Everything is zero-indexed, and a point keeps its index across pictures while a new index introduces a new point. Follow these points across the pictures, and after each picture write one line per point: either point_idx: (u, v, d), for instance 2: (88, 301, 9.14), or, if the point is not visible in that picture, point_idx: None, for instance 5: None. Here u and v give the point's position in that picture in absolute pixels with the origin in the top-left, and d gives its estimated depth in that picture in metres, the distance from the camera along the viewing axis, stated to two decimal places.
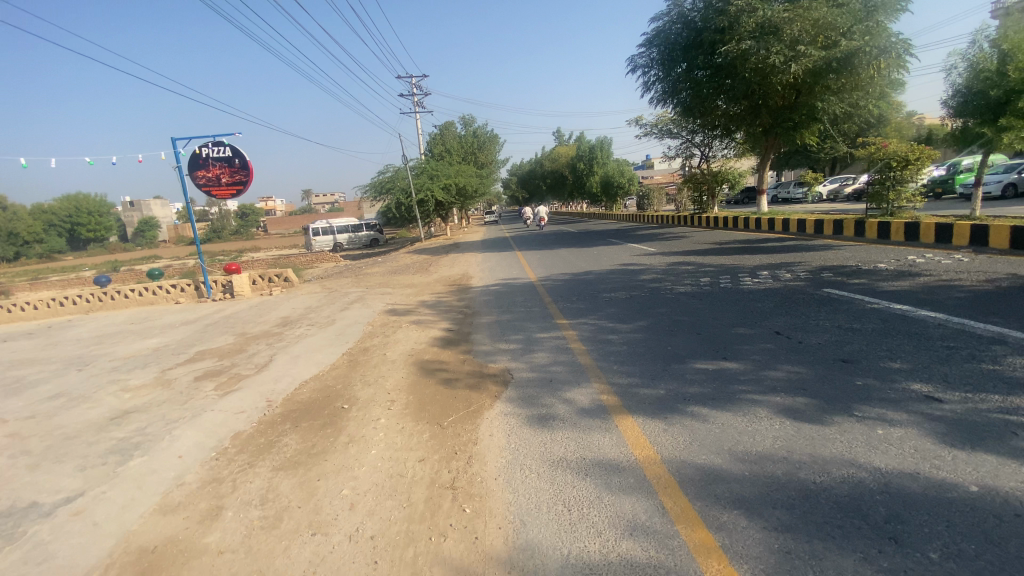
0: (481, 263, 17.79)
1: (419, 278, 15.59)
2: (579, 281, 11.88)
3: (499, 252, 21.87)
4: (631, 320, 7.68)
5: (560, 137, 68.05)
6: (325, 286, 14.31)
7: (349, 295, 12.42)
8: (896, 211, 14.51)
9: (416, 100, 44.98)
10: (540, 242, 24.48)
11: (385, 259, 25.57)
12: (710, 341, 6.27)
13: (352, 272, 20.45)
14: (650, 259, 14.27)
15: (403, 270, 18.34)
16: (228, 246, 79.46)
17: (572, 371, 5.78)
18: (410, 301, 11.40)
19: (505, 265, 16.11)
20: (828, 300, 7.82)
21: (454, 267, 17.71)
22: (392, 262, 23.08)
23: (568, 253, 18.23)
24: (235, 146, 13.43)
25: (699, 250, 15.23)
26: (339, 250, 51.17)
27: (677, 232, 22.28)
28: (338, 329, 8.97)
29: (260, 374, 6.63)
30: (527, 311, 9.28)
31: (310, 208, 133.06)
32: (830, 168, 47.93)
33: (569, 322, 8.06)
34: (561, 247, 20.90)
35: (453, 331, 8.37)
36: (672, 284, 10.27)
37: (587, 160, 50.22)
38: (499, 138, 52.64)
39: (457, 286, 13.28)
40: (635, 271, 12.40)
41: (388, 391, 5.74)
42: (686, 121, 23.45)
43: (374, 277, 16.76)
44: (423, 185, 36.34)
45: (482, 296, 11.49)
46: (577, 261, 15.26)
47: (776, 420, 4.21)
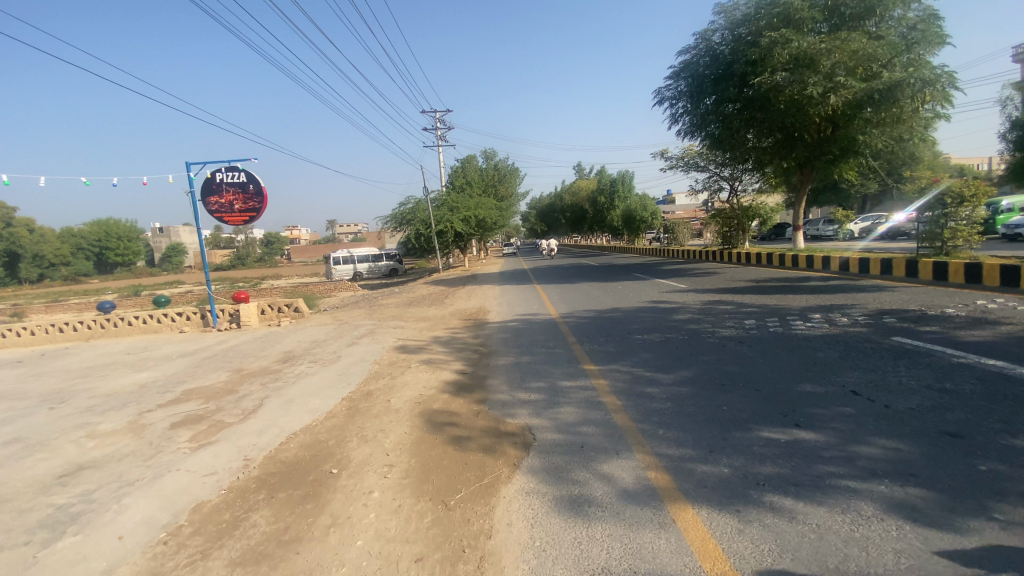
0: (500, 297, 16.99)
1: (434, 311, 14.81)
2: (605, 320, 10.92)
3: (518, 285, 21.07)
4: (671, 369, 6.68)
5: (581, 170, 68.15)
6: (335, 317, 13.62)
7: (358, 329, 11.67)
8: (952, 250, 13.28)
9: (439, 134, 45.50)
10: (562, 276, 23.66)
11: (401, 290, 24.98)
12: (771, 402, 5.24)
13: (367, 303, 19.83)
14: (681, 296, 13.27)
15: (418, 302, 17.62)
16: (251, 273, 80.68)
17: (607, 435, 4.82)
18: (422, 336, 10.56)
19: (525, 300, 15.26)
20: (901, 351, 6.74)
21: (471, 300, 16.92)
22: (408, 293, 22.45)
23: (591, 288, 17.31)
24: (250, 171, 13.09)
25: (734, 289, 14.18)
26: (358, 280, 51.15)
27: (706, 267, 21.21)
28: (340, 368, 8.16)
29: (244, 422, 5.80)
30: (550, 353, 8.35)
31: (332, 238, 135.40)
32: (861, 205, 46.47)
33: (597, 368, 7.09)
34: (583, 282, 20.00)
35: (467, 374, 7.46)
36: (711, 327, 9.25)
37: (608, 194, 49.78)
38: (520, 171, 52.76)
39: (474, 321, 12.44)
40: (666, 309, 11.41)
41: (387, 451, 4.83)
42: (714, 155, 22.77)
43: (388, 308, 16.05)
44: (442, 217, 36.12)
45: (499, 333, 10.60)
46: (601, 296, 14.32)
47: (886, 522, 3.18)
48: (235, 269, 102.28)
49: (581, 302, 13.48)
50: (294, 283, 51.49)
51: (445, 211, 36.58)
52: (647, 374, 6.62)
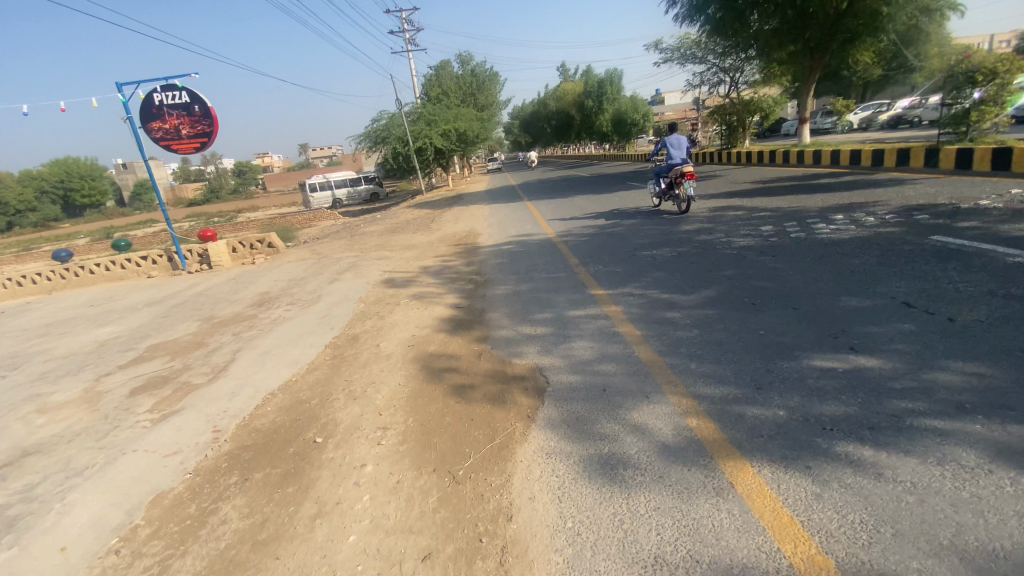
0: (490, 217, 15.93)
1: (420, 237, 13.80)
2: (606, 235, 10.07)
3: (507, 203, 19.87)
4: (691, 289, 5.94)
5: (564, 72, 63.51)
6: (314, 250, 12.63)
7: (339, 262, 10.73)
8: (977, 134, 12.23)
9: (408, 38, 41.33)
10: (552, 189, 22.35)
11: (384, 216, 23.64)
12: (815, 322, 4.56)
13: (348, 232, 18.66)
14: (685, 204, 12.32)
15: (403, 228, 16.52)
16: (226, 207, 77.47)
17: (632, 373, 4.16)
18: (410, 267, 9.70)
19: (516, 219, 14.25)
20: (946, 252, 6.02)
21: (459, 222, 15.87)
22: (392, 219, 21.20)
23: (586, 201, 16.24)
24: (192, 89, 11.40)
25: (740, 192, 13.21)
26: (339, 206, 49.10)
27: (704, 171, 20.02)
28: (321, 309, 7.37)
29: (214, 384, 5.09)
30: (552, 277, 7.57)
31: (307, 164, 129.27)
32: (861, 93, 44.03)
33: (608, 292, 6.35)
34: (576, 195, 18.83)
35: (462, 308, 6.72)
36: (725, 236, 8.45)
37: (595, 97, 46.63)
38: (500, 77, 48.86)
39: (464, 245, 11.52)
40: (672, 220, 10.51)
41: (379, 409, 4.16)
42: (714, 43, 20.63)
43: (370, 237, 14.99)
44: (420, 132, 33.66)
45: (493, 258, 9.75)
46: (599, 210, 13.32)
47: (997, 474, 2.58)
48: (209, 203, 98.17)
49: (578, 217, 12.51)
50: (272, 215, 49.39)
51: (423, 126, 34.08)
52: (665, 295, 5.89)
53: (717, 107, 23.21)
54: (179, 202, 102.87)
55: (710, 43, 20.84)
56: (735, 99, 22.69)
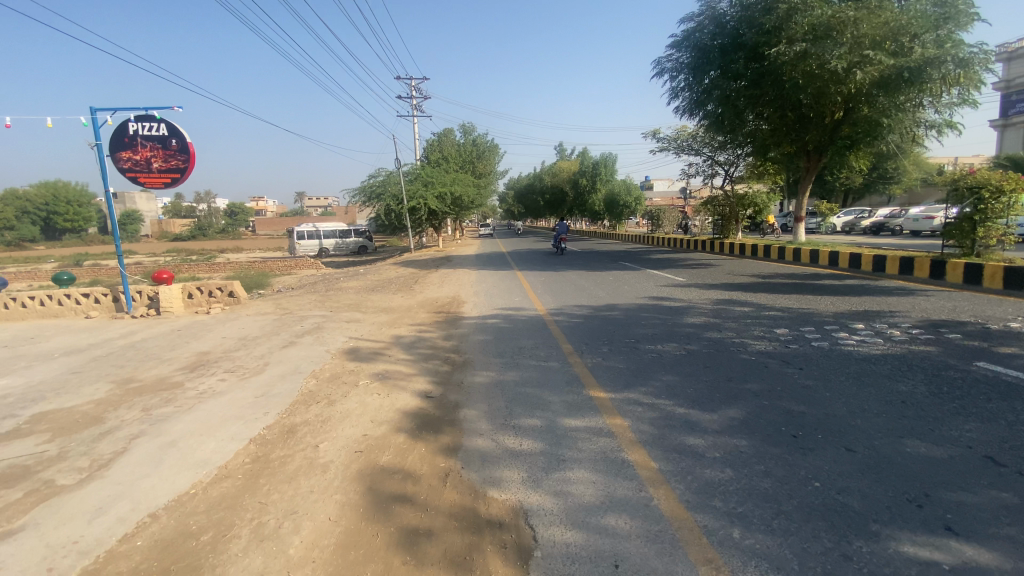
0: (477, 285, 15.02)
1: (399, 299, 12.73)
2: (603, 320, 9.14)
3: (496, 270, 19.10)
4: (712, 406, 4.91)
5: (562, 150, 65.89)
6: (280, 304, 11.44)
7: (302, 321, 9.56)
8: (982, 251, 11.98)
9: (414, 103, 42.55)
10: (543, 261, 21.82)
11: (367, 271, 22.65)
12: (883, 479, 3.53)
13: (325, 286, 17.57)
14: (684, 292, 11.59)
15: (382, 287, 15.44)
16: (211, 246, 76.21)
17: (650, 540, 3.01)
18: (380, 336, 8.55)
19: (505, 290, 13.32)
20: (1004, 386, 5.15)
21: (443, 287, 14.86)
22: (374, 275, 20.17)
23: (578, 278, 15.50)
24: (173, 122, 10.68)
25: (741, 284, 12.58)
26: (324, 256, 48.26)
27: (699, 258, 19.67)
28: (264, 381, 6.13)
29: (85, 489, 3.79)
30: (541, 367, 6.50)
31: (300, 211, 129.96)
32: (843, 198, 45.94)
33: (610, 396, 5.28)
34: (568, 269, 18.18)
35: (433, 398, 5.56)
36: (736, 335, 7.57)
37: (589, 176, 47.92)
38: (499, 148, 50.23)
39: (445, 314, 10.49)
40: (673, 309, 9.67)
41: (291, 566, 2.90)
42: (711, 137, 21.10)
43: (346, 294, 13.88)
44: (415, 192, 33.66)
45: (476, 333, 8.68)
46: (593, 289, 12.53)
47: None
48: (195, 239, 96.73)
49: (571, 295, 11.64)
50: (255, 258, 48.18)
51: (419, 186, 34.08)
52: (680, 410, 4.84)
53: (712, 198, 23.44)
54: (164, 235, 101.35)
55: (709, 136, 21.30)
56: (730, 192, 22.84)
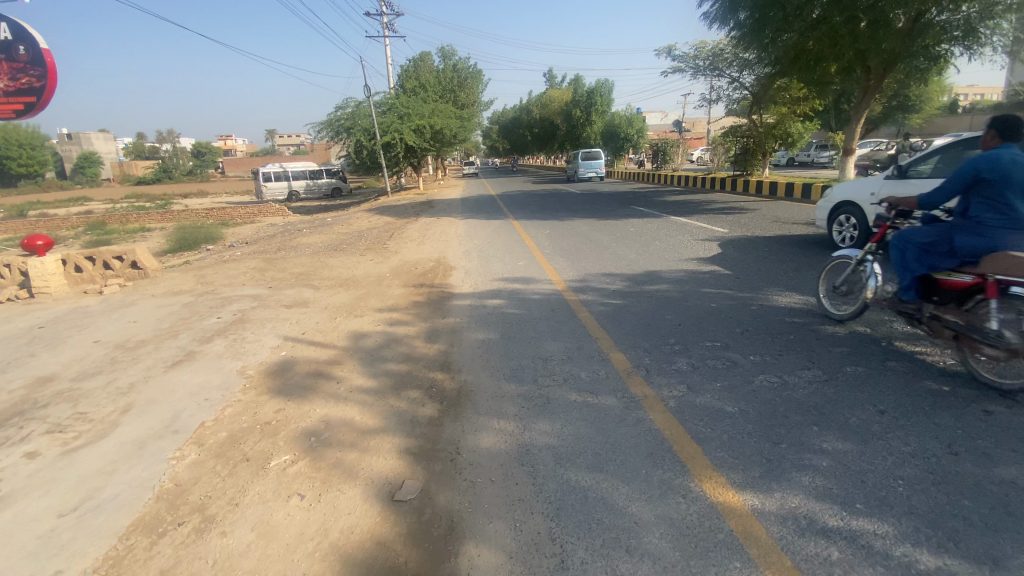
0: (465, 239, 12.14)
1: (367, 262, 9.84)
2: (652, 299, 6.45)
3: (488, 217, 16.07)
4: (981, 547, 2.39)
5: (550, 77, 60.26)
6: (205, 276, 8.51)
7: (222, 308, 6.73)
8: None
9: (385, 22, 37.20)
10: (540, 205, 18.79)
11: (336, 220, 19.38)
12: None
13: (282, 242, 14.50)
14: (740, 249, 8.90)
15: (347, 244, 12.39)
16: (176, 189, 70.82)
17: None
18: (331, 333, 5.79)
19: (503, 249, 10.45)
20: None
21: (426, 242, 12.05)
22: (343, 227, 17.01)
23: (590, 229, 12.66)
24: (18, 20, 7.23)
25: (802, 235, 9.91)
26: (295, 200, 44.24)
27: (725, 199, 16.81)
28: (104, 460, 3.44)
29: None
30: (591, 405, 3.85)
31: (271, 150, 122.00)
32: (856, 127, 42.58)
33: (752, 506, 2.71)
34: (573, 215, 15.28)
35: (403, 505, 2.94)
36: (872, 332, 4.97)
37: (583, 107, 43.56)
38: (482, 75, 45.13)
39: (428, 289, 7.71)
40: (742, 279, 7.02)
41: None
42: (741, 51, 17.69)
43: (300, 255, 10.89)
44: (390, 125, 29.62)
45: (472, 324, 5.97)
46: (617, 246, 9.76)
47: None
48: (159, 182, 90.18)
49: (592, 258, 8.88)
50: (219, 203, 44.00)
51: (395, 119, 30.01)
52: (926, 562, 2.32)
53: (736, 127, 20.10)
54: (126, 177, 94.55)
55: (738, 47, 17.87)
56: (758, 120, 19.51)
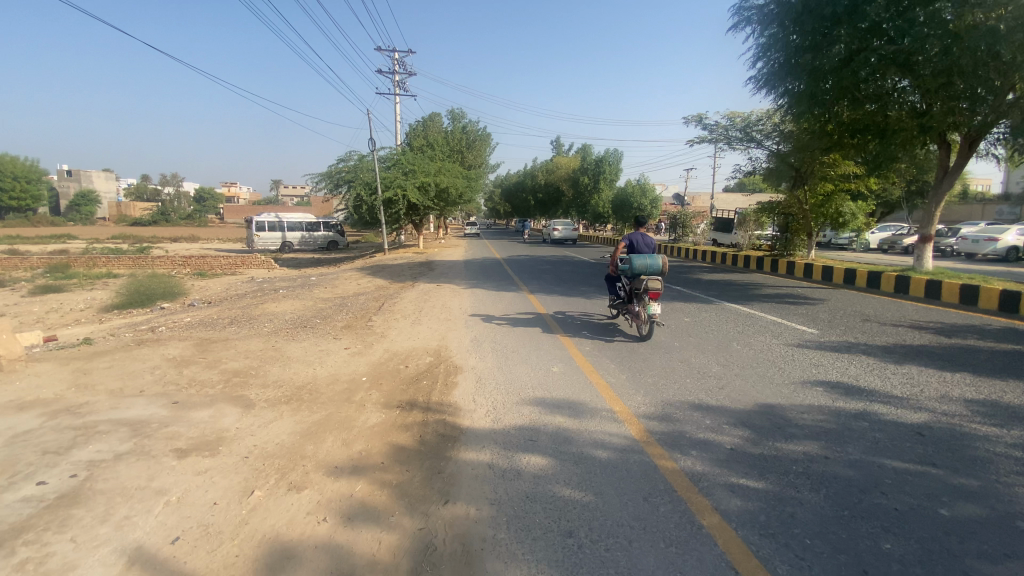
0: (471, 318, 9.50)
1: (338, 352, 7.12)
2: (809, 480, 3.71)
3: (498, 288, 13.55)
4: None
5: (557, 144, 60.46)
6: (94, 372, 5.82)
7: (61, 455, 3.93)
8: None
9: (397, 80, 36.74)
10: (558, 276, 16.37)
11: (320, 280, 16.80)
12: None
13: (245, 308, 11.82)
14: (867, 371, 6.24)
15: (321, 317, 9.75)
16: (170, 233, 69.10)
17: None
18: (223, 547, 2.97)
19: (525, 339, 7.77)
20: None
21: (421, 320, 9.38)
22: (325, 289, 14.44)
23: (630, 312, 10.07)
24: None
25: (932, 349, 7.31)
26: (287, 250, 42.14)
27: (774, 283, 14.42)
28: None
29: None
30: None
31: (273, 199, 122.38)
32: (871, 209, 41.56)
33: None
34: (601, 293, 12.78)
35: None
36: None
37: (592, 174, 42.57)
38: (491, 138, 44.50)
39: (419, 417, 4.94)
40: (931, 441, 4.31)
41: None
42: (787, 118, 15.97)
43: (252, 332, 8.22)
44: (393, 180, 27.90)
45: (504, 526, 3.17)
46: (685, 352, 7.07)
47: None
48: (155, 224, 88.92)
49: (661, 370, 6.19)
50: (207, 250, 41.87)
51: (398, 175, 28.37)
52: None
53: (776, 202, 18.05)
54: (123, 217, 93.20)
55: (782, 116, 16.18)
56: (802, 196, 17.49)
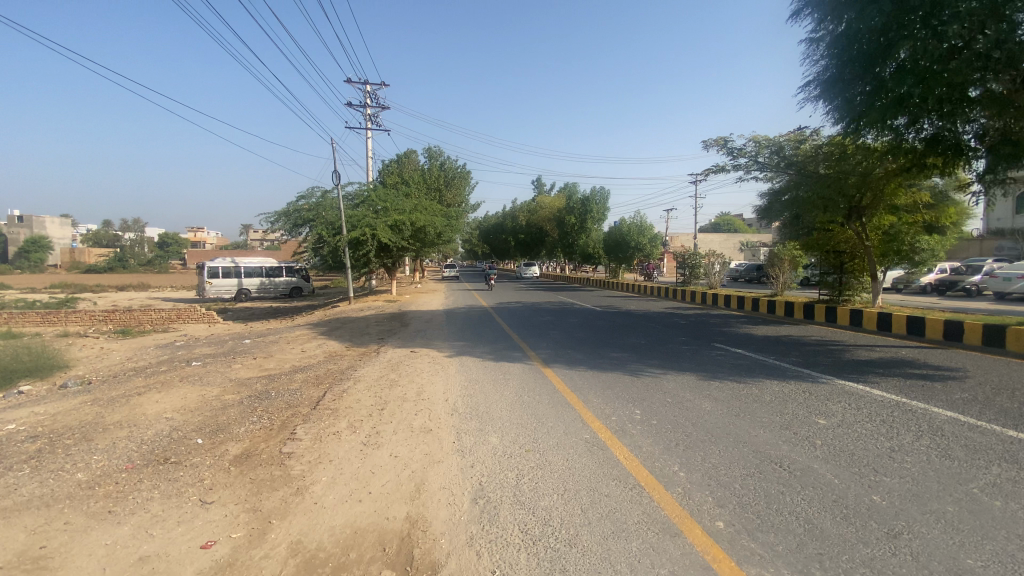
0: (465, 424, 5.69)
1: (186, 559, 3.28)
2: None
3: (496, 354, 9.79)
4: None
5: (539, 184, 58.19)
6: None
7: None
8: None
9: (370, 114, 33.75)
10: (569, 332, 12.69)
11: (257, 345, 12.75)
12: None
13: (115, 402, 7.74)
14: None
15: (211, 431, 5.85)
16: (122, 280, 63.33)
17: None
18: None
19: (576, 492, 4.00)
20: None
21: (380, 430, 5.56)
22: (254, 360, 10.46)
23: (712, 401, 6.43)
24: None
25: None
26: (244, 299, 37.63)
27: (855, 339, 11.08)
28: None
29: None
30: None
31: (242, 245, 117.33)
32: None
33: None
34: (643, 359, 9.15)
35: None
36: None
37: (579, 213, 39.91)
38: (471, 175, 41.53)
39: None
40: None
41: None
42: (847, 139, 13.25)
43: (49, 491, 4.33)
44: (361, 219, 24.35)
45: None
46: (942, 541, 3.31)
47: None
48: (108, 271, 82.84)
49: None
50: (150, 301, 37.01)
51: (367, 213, 24.83)
52: None
53: (827, 240, 15.07)
54: (76, 263, 86.66)
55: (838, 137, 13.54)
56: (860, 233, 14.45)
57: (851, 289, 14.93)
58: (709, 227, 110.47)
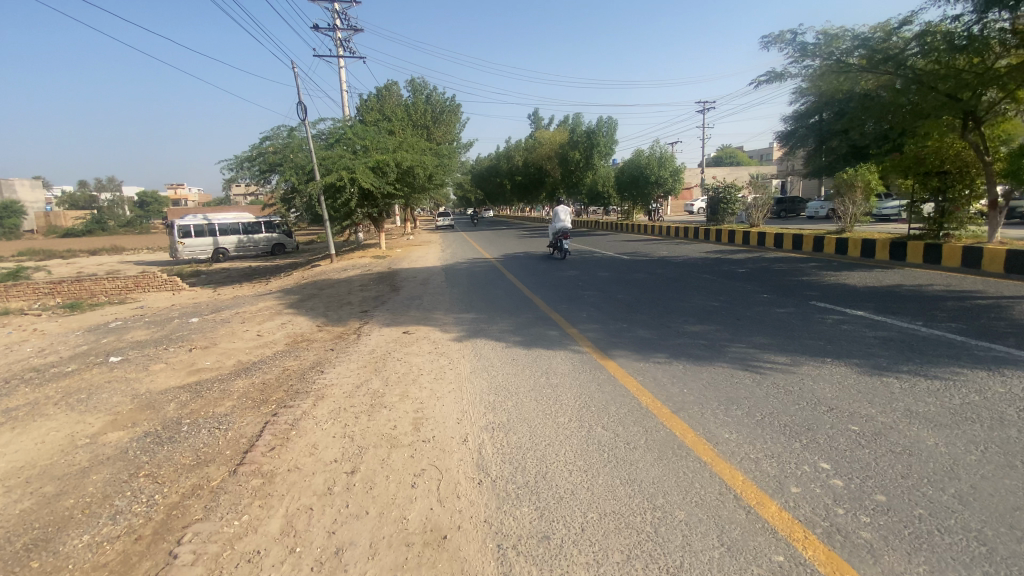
0: (512, 521, 2.90)
1: None
2: None
3: (524, 334, 6.90)
4: None
5: (536, 117, 53.28)
6: None
7: None
8: None
9: (339, 40, 28.99)
10: (610, 291, 9.77)
11: (204, 326, 9.82)
12: None
13: None
14: None
15: (20, 554, 3.08)
16: (97, 244, 59.23)
17: None
18: None
19: None
20: None
21: (342, 549, 2.76)
22: (186, 354, 7.59)
23: (939, 432, 3.66)
24: None
25: None
26: (222, 259, 34.33)
27: (1000, 288, 8.24)
28: None
29: None
30: None
31: (225, 200, 111.78)
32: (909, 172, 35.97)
33: None
34: (740, 333, 6.30)
35: None
36: None
37: (584, 148, 36.04)
38: (461, 110, 36.97)
39: None
40: None
41: None
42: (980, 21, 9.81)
43: None
44: (337, 161, 20.82)
45: None
46: None
47: None
48: (85, 232, 78.55)
49: None
50: (118, 266, 33.62)
51: (344, 154, 21.28)
52: None
53: (931, 159, 12.03)
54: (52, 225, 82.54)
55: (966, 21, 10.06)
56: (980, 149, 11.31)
57: (957, 220, 12.05)
58: (711, 161, 105.46)
